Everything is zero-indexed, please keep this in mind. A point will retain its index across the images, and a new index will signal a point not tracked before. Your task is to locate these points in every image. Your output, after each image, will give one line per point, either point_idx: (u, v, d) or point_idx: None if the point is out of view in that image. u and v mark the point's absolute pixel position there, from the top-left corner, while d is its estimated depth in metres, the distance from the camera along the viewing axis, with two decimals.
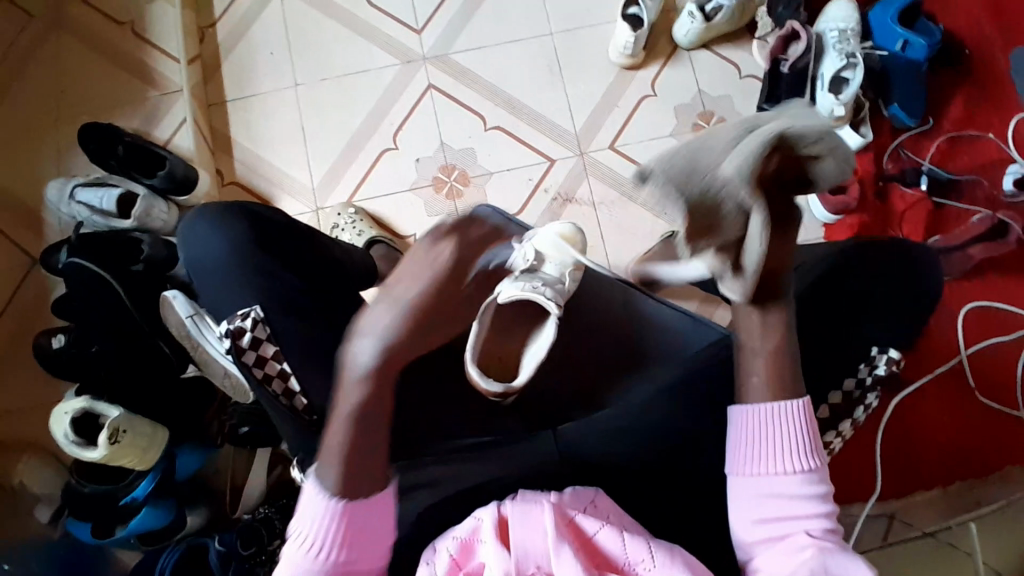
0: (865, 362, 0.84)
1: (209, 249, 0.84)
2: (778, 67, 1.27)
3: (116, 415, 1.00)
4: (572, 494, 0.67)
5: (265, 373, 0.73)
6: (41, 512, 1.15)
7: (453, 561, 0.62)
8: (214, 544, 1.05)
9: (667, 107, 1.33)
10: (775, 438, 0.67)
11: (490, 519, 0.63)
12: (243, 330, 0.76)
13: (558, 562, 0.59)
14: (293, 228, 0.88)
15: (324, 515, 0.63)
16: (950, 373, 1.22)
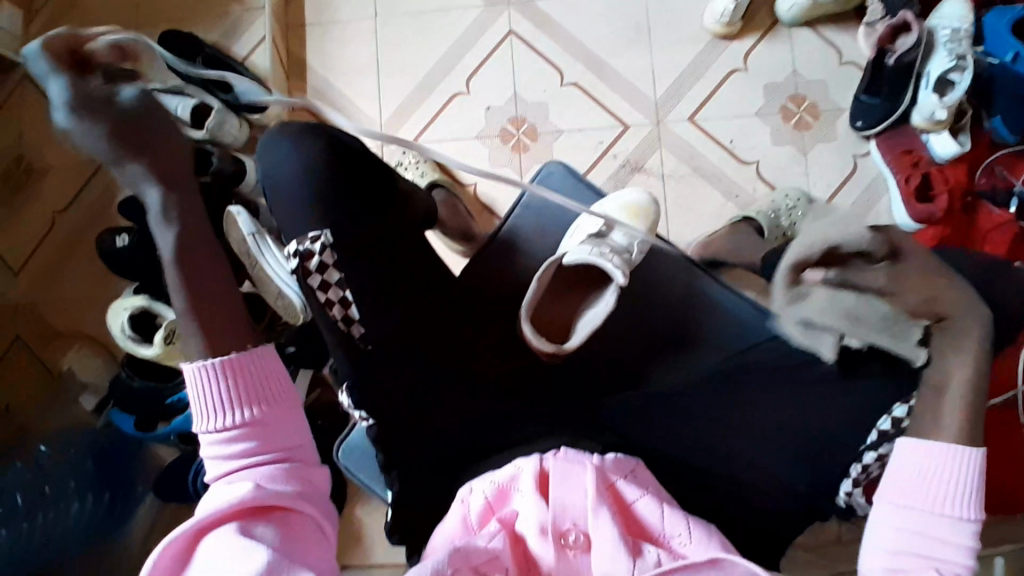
0: None
1: (282, 169, 0.81)
2: (885, 57, 1.18)
3: (173, 316, 1.03)
4: (614, 459, 0.67)
5: (326, 297, 0.79)
6: (87, 400, 1.22)
7: (488, 504, 0.65)
8: None
9: (756, 85, 1.27)
10: (935, 483, 0.65)
11: (531, 470, 0.65)
12: (312, 253, 0.77)
13: (596, 523, 0.60)
14: (374, 163, 0.83)
15: (221, 419, 0.65)
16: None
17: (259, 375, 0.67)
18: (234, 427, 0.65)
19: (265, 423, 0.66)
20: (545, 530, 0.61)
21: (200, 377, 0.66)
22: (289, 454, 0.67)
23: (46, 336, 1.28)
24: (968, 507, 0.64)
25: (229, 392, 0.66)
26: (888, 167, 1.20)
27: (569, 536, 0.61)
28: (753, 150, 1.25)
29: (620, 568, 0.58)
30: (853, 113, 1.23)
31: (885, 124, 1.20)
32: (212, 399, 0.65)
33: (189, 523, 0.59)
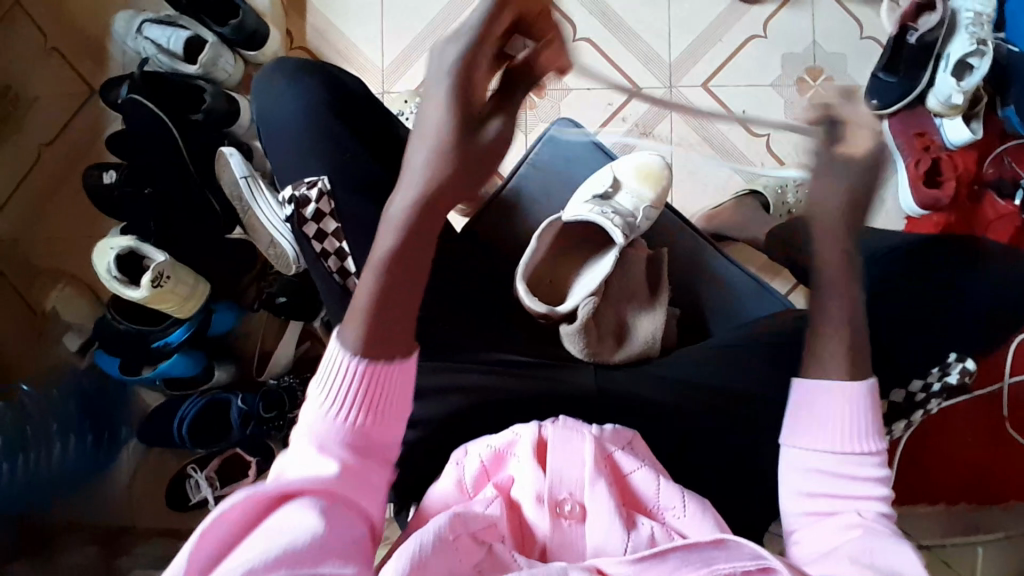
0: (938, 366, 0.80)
1: (284, 109, 0.80)
2: (904, 36, 1.14)
3: (161, 259, 0.99)
4: (612, 430, 0.66)
5: (322, 248, 0.74)
6: (70, 340, 1.19)
7: (483, 468, 0.64)
8: (236, 402, 1.11)
9: (774, 53, 1.23)
10: (834, 417, 0.63)
11: (530, 438, 0.63)
12: (307, 199, 0.75)
13: (591, 495, 0.59)
14: (375, 106, 0.83)
15: (337, 408, 0.59)
16: (988, 399, 1.11)
17: (396, 385, 0.60)
18: (346, 421, 0.59)
19: (376, 428, 0.60)
20: (540, 499, 0.60)
21: (346, 370, 0.59)
22: (371, 455, 0.60)
23: (30, 274, 1.24)
24: (873, 437, 0.62)
25: (360, 388, 0.59)
26: (898, 149, 1.16)
27: (565, 506, 0.60)
28: (765, 122, 1.22)
29: (614, 541, 0.58)
30: (868, 89, 1.16)
31: (901, 104, 1.15)
32: (342, 382, 0.59)
33: (266, 489, 0.52)
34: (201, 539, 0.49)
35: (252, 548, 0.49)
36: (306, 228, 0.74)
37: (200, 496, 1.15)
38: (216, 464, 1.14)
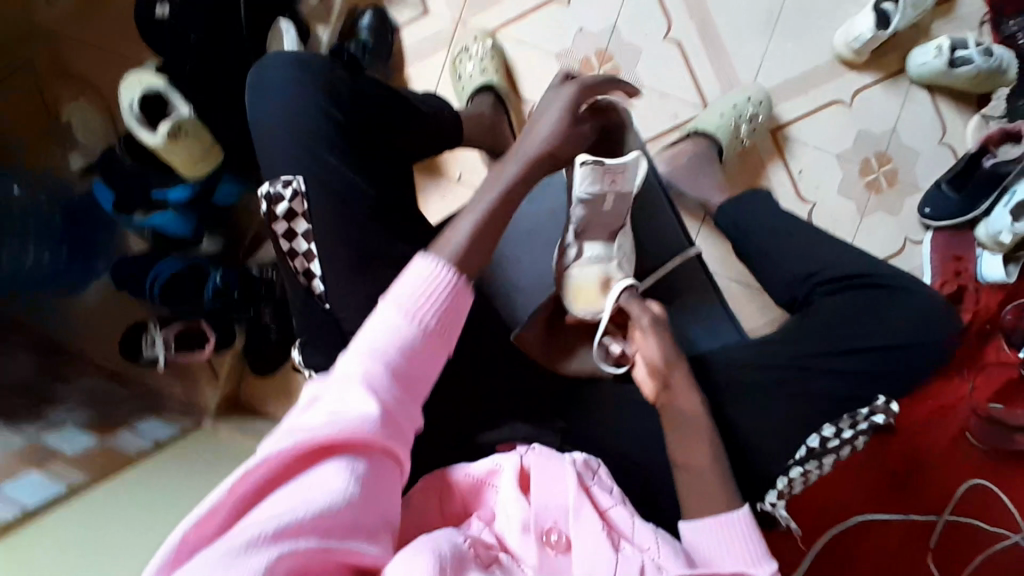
0: (857, 419, 0.76)
1: (283, 88, 0.76)
2: (982, 157, 1.10)
3: (184, 112, 0.97)
4: (582, 461, 0.68)
5: (291, 248, 0.72)
6: (75, 159, 1.18)
7: (463, 495, 0.65)
8: (214, 276, 1.08)
9: (852, 126, 1.19)
10: (723, 550, 0.65)
11: (512, 467, 0.65)
12: (281, 197, 0.71)
13: (577, 522, 0.62)
14: (388, 107, 0.81)
15: (410, 317, 0.59)
16: (921, 525, 1.10)
17: (462, 314, 0.63)
18: (414, 330, 0.59)
19: (418, 358, 0.58)
20: (527, 527, 0.61)
21: (435, 281, 0.61)
22: (419, 386, 0.59)
23: (58, 72, 1.24)
24: (760, 559, 0.64)
25: (439, 307, 0.61)
26: (931, 265, 1.15)
27: (553, 535, 0.61)
28: (816, 189, 1.19)
29: (602, 563, 0.60)
30: (926, 195, 1.16)
31: (951, 222, 1.13)
32: (416, 295, 0.60)
33: (314, 433, 0.49)
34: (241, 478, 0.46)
35: (292, 498, 0.46)
36: (276, 225, 0.72)
37: (151, 354, 1.13)
38: (177, 330, 1.13)
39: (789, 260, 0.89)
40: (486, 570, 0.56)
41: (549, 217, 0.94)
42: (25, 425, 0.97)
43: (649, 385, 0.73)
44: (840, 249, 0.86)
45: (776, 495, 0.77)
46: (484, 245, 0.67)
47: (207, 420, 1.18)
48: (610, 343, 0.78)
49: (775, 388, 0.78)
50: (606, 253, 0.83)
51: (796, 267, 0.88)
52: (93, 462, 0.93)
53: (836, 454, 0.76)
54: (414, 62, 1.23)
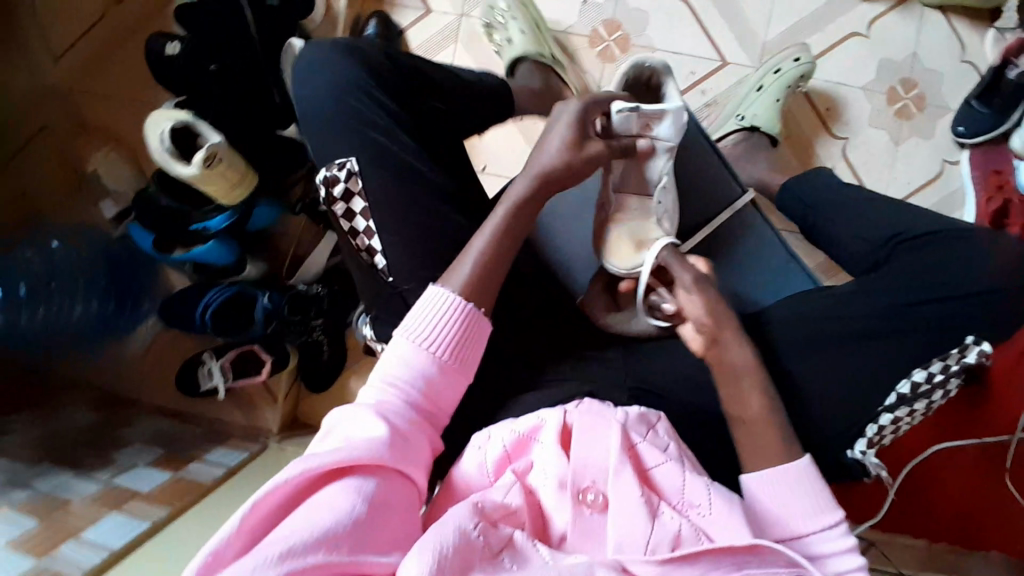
0: (955, 350, 0.74)
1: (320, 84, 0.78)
2: (1004, 70, 1.08)
3: (218, 141, 0.96)
4: (636, 414, 0.66)
5: (352, 228, 0.73)
6: (108, 207, 1.19)
7: (506, 453, 0.64)
8: (262, 300, 1.08)
9: (872, 57, 1.18)
10: (786, 504, 0.61)
11: (555, 423, 0.65)
12: (337, 179, 0.73)
13: (615, 481, 0.60)
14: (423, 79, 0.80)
15: (424, 349, 0.64)
16: (995, 446, 1.10)
17: (478, 340, 0.67)
18: (426, 368, 0.63)
19: (430, 389, 0.63)
20: (563, 484, 0.61)
21: (446, 309, 0.65)
22: (432, 420, 0.64)
23: (74, 128, 1.24)
24: (822, 513, 0.61)
25: (452, 336, 0.65)
26: (971, 183, 1.14)
27: (588, 494, 0.61)
28: (845, 125, 1.19)
29: (638, 530, 0.58)
30: (956, 114, 1.15)
31: (985, 137, 1.12)
32: (431, 328, 0.65)
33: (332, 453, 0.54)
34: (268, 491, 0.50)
35: (312, 511, 0.50)
36: (336, 208, 0.74)
37: (210, 384, 1.16)
38: (232, 356, 1.14)
39: (856, 212, 0.85)
40: (493, 561, 0.53)
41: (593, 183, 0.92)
42: (94, 473, 0.98)
43: (698, 343, 0.70)
44: (904, 207, 0.83)
45: (867, 443, 0.73)
46: (490, 279, 0.68)
47: (272, 441, 1.17)
48: (654, 294, 0.76)
49: (853, 320, 0.75)
50: (644, 206, 0.83)
51: (876, 235, 0.82)
52: (166, 495, 0.92)
53: (931, 400, 0.73)
54: (423, 61, 1.22)
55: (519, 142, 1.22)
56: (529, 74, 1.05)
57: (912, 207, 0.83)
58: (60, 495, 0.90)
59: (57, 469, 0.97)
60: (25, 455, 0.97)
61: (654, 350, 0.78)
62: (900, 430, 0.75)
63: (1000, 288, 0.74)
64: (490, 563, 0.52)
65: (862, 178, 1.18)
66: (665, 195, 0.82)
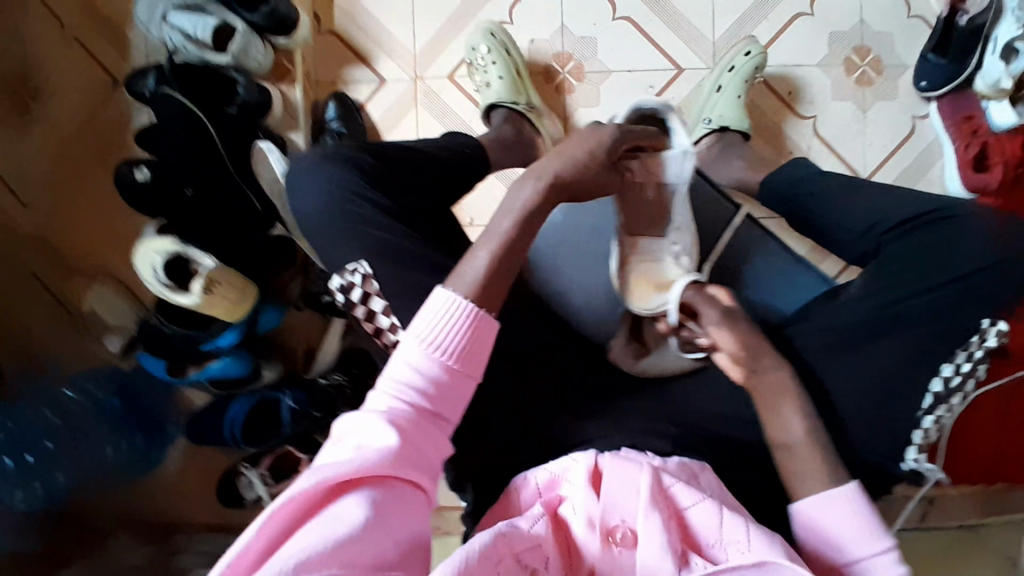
0: (975, 334, 0.76)
1: (301, 210, 0.79)
2: (954, 19, 1.11)
3: (209, 264, 0.96)
4: (677, 465, 0.69)
5: (375, 326, 0.75)
6: (112, 341, 1.19)
7: (537, 491, 0.67)
8: (286, 400, 1.10)
9: (823, 32, 1.19)
10: (837, 529, 0.62)
11: (585, 466, 0.66)
12: (353, 285, 0.74)
13: (644, 523, 0.61)
14: (401, 162, 0.83)
15: (434, 352, 0.61)
16: None
17: (487, 342, 0.64)
18: (435, 371, 0.61)
19: (440, 389, 0.61)
20: (593, 524, 0.62)
21: (455, 311, 0.62)
22: (441, 420, 0.61)
23: (63, 271, 1.24)
24: (873, 536, 0.62)
25: (460, 337, 0.62)
26: (946, 133, 1.15)
27: (616, 533, 0.61)
28: (812, 104, 1.20)
29: (666, 568, 0.58)
30: (917, 71, 1.16)
31: (948, 87, 1.13)
32: (440, 326, 0.62)
33: (333, 471, 0.52)
34: (269, 518, 0.49)
35: (315, 531, 0.49)
36: (357, 310, 0.75)
37: (253, 493, 1.15)
38: (269, 462, 1.13)
39: (842, 204, 0.87)
40: None
41: (592, 230, 0.96)
42: None
43: (737, 374, 0.71)
44: (891, 193, 0.85)
45: (917, 449, 0.75)
46: (506, 272, 0.67)
47: None
48: (685, 329, 0.78)
49: (864, 315, 0.77)
50: (657, 249, 0.84)
51: (859, 224, 0.85)
52: None
53: (963, 390, 0.76)
54: (389, 131, 1.22)
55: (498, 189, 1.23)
56: (502, 121, 1.11)
57: (892, 189, 0.85)
58: None
59: None
60: None
61: (678, 384, 0.79)
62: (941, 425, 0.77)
63: (990, 254, 0.77)
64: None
65: (839, 151, 1.19)
66: (678, 237, 0.85)
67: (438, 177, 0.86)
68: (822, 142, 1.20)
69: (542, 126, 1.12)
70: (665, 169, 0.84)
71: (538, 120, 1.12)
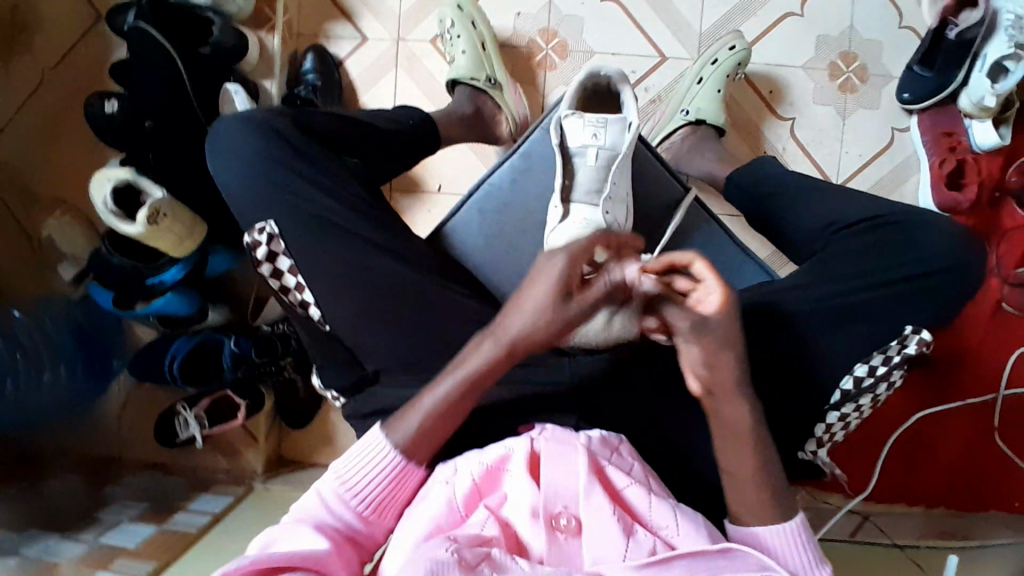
0: (895, 339, 0.76)
1: (231, 152, 0.82)
2: (944, 31, 1.07)
3: (159, 195, 0.97)
4: (599, 439, 0.67)
5: (282, 285, 0.81)
6: (66, 271, 1.20)
7: (476, 486, 0.64)
8: (230, 344, 1.10)
9: (810, 33, 1.17)
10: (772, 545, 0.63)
11: (523, 452, 0.64)
12: (258, 243, 0.79)
13: (587, 502, 0.61)
14: (333, 127, 0.87)
15: (352, 497, 0.66)
16: (979, 408, 1.06)
17: (414, 485, 0.68)
18: (354, 511, 0.65)
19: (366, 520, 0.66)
20: (536, 513, 0.61)
21: (385, 459, 0.66)
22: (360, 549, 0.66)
23: (28, 198, 1.25)
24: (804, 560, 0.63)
25: (385, 483, 0.66)
26: (923, 147, 1.12)
27: (561, 519, 0.61)
28: (793, 105, 1.18)
29: (615, 551, 0.59)
30: (902, 82, 1.13)
31: (931, 101, 1.10)
32: (371, 470, 0.66)
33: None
34: None
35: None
36: (263, 268, 0.81)
37: (187, 434, 1.16)
38: (207, 404, 1.16)
39: (804, 203, 0.85)
40: (474, 571, 0.54)
41: (519, 191, 0.89)
42: (80, 535, 0.98)
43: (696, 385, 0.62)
44: (849, 193, 0.83)
45: (815, 443, 0.77)
46: (458, 403, 0.66)
47: (256, 482, 1.19)
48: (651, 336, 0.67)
49: (792, 308, 0.76)
50: (593, 217, 0.80)
51: (817, 223, 0.83)
52: (154, 549, 0.94)
53: (874, 394, 0.76)
54: (365, 90, 1.23)
55: (469, 158, 1.22)
56: (464, 99, 1.10)
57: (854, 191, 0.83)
58: (48, 559, 0.90)
59: (41, 536, 0.97)
60: (10, 526, 0.98)
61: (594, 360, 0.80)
62: (849, 426, 0.78)
63: (922, 263, 0.76)
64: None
65: (814, 156, 1.17)
66: (612, 205, 0.81)
67: (365, 146, 0.90)
68: (798, 142, 1.18)
69: (505, 103, 1.11)
70: (600, 134, 0.81)
71: (500, 96, 1.10)
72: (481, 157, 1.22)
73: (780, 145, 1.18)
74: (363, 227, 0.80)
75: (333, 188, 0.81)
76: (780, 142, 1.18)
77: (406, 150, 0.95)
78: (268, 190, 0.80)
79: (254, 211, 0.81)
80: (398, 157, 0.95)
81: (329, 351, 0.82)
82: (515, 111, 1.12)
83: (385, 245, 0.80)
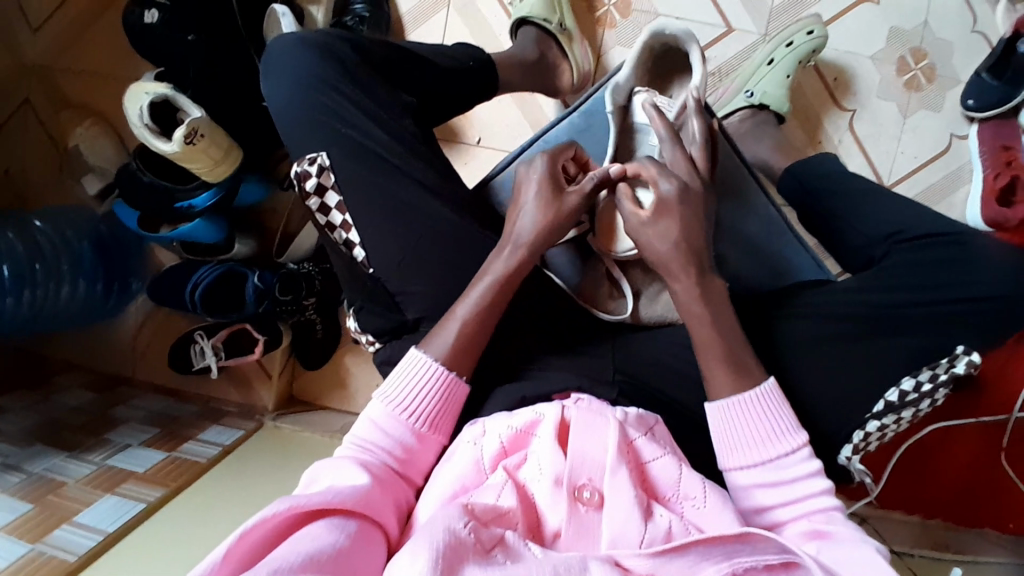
0: (946, 357, 0.75)
1: (288, 79, 0.79)
2: (1015, 43, 1.03)
3: (197, 115, 0.92)
4: (635, 415, 0.66)
5: (328, 221, 0.77)
6: (91, 183, 1.17)
7: (501, 448, 0.64)
8: (253, 278, 1.08)
9: (882, 23, 1.13)
10: (753, 427, 0.64)
11: (553, 418, 0.64)
12: (308, 174, 0.76)
13: (612, 479, 0.59)
14: (392, 65, 0.83)
15: (402, 414, 0.66)
16: (991, 428, 1.06)
17: (455, 405, 0.68)
18: (404, 437, 0.65)
19: (423, 443, 0.66)
20: (560, 482, 0.60)
21: (422, 380, 0.67)
22: (411, 483, 0.65)
23: (56, 104, 1.21)
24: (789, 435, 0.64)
25: (432, 399, 0.67)
26: (980, 159, 1.08)
27: (584, 492, 0.60)
28: (854, 97, 1.15)
29: (632, 530, 0.58)
30: (966, 87, 1.09)
31: (994, 113, 1.06)
32: (411, 395, 0.67)
33: (308, 498, 0.54)
34: (243, 538, 0.50)
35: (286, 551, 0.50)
36: (309, 202, 0.78)
37: (203, 363, 1.15)
38: (224, 336, 1.14)
39: (863, 206, 0.85)
40: (486, 555, 0.53)
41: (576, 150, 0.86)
42: (88, 453, 0.98)
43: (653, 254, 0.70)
44: (908, 203, 0.82)
45: (852, 449, 0.77)
46: (487, 323, 0.70)
47: (267, 419, 1.17)
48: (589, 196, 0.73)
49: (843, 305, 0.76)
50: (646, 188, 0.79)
51: (875, 229, 0.83)
52: (163, 475, 0.93)
53: (915, 407, 0.76)
54: (415, 28, 1.18)
55: (513, 111, 1.18)
56: (529, 41, 1.05)
57: (911, 200, 0.83)
58: (55, 476, 0.91)
59: (50, 452, 0.97)
60: (19, 439, 0.98)
61: (639, 338, 0.78)
62: (884, 436, 0.78)
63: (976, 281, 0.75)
64: (482, 559, 0.52)
65: (868, 151, 1.15)
66: None
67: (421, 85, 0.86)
68: (856, 137, 1.15)
69: (570, 52, 1.07)
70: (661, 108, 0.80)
71: (568, 44, 1.06)
72: (528, 114, 1.17)
73: (835, 137, 1.15)
74: (421, 175, 0.76)
75: (393, 127, 0.77)
76: (834, 133, 1.16)
77: (464, 94, 0.91)
78: (323, 125, 0.76)
79: (310, 143, 0.77)
80: (455, 106, 0.91)
81: (369, 296, 0.79)
82: (580, 63, 1.08)
83: (440, 191, 0.76)
